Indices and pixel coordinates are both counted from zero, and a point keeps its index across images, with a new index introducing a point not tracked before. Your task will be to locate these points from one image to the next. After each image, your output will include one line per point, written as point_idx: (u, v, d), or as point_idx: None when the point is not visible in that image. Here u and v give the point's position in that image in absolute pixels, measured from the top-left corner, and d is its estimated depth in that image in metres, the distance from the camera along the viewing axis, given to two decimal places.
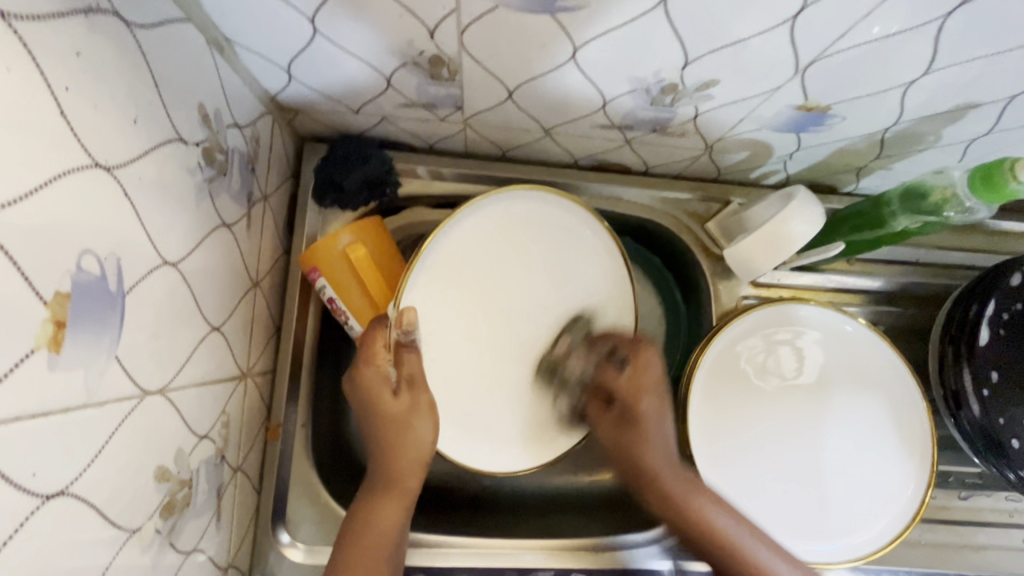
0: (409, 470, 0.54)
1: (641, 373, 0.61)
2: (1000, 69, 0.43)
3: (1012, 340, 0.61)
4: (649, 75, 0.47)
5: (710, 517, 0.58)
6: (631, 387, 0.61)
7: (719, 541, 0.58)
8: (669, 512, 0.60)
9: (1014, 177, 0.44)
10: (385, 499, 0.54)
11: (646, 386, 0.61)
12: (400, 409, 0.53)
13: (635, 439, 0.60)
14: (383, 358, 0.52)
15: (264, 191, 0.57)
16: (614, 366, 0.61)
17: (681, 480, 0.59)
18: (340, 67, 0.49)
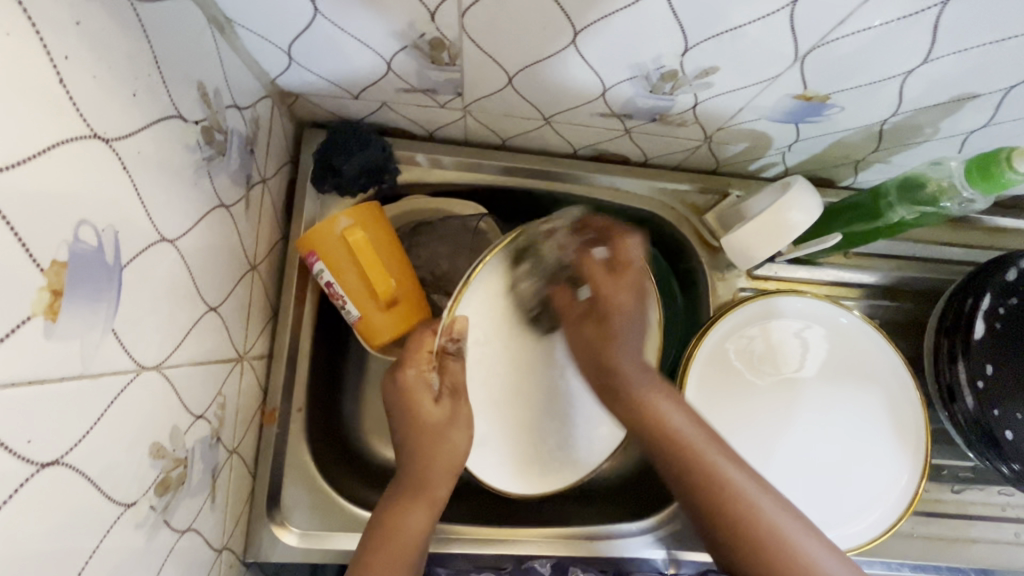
0: (441, 476, 0.55)
1: (620, 263, 0.57)
2: (998, 58, 0.43)
3: (1008, 334, 0.61)
4: (648, 61, 0.47)
5: (724, 469, 0.51)
6: (607, 285, 0.56)
7: (722, 491, 0.50)
8: (653, 424, 0.53)
9: (1010, 167, 0.44)
10: (413, 500, 0.53)
11: (625, 284, 0.57)
12: (439, 416, 0.55)
13: (596, 335, 0.56)
14: (428, 363, 0.55)
15: (263, 175, 0.57)
16: (598, 261, 0.57)
17: (701, 431, 0.53)
18: (341, 49, 0.49)
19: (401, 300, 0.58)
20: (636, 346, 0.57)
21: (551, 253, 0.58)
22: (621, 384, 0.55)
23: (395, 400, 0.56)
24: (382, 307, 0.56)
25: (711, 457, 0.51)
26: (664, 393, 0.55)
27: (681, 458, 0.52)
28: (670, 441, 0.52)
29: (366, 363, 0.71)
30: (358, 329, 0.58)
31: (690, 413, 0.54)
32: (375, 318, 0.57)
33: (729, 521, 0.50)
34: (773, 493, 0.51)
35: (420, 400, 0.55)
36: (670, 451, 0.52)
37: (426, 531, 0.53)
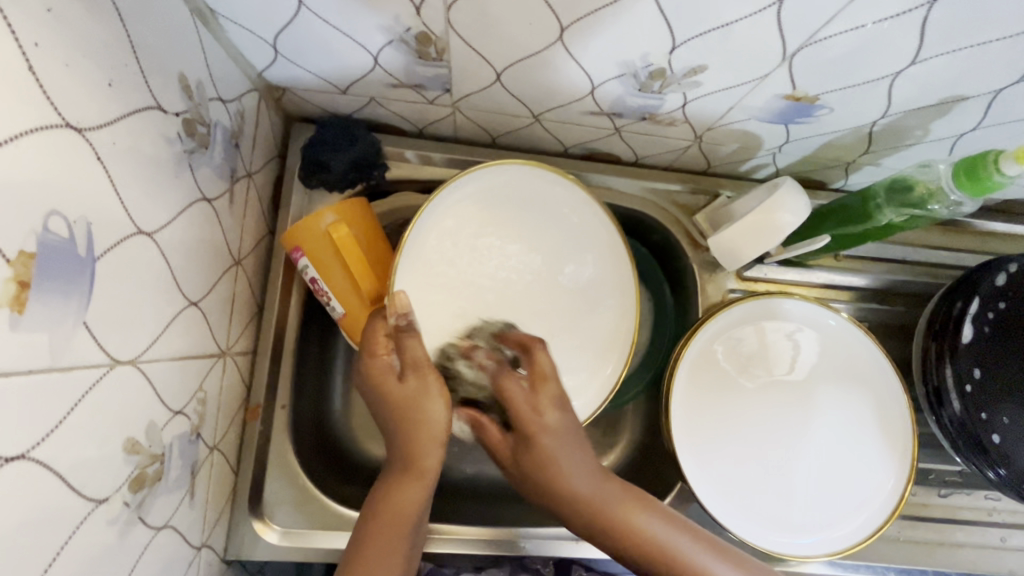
0: (427, 450, 0.50)
1: (541, 377, 0.51)
2: (986, 61, 0.42)
3: (996, 338, 0.61)
4: (636, 59, 0.46)
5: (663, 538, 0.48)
6: (528, 405, 0.50)
7: (656, 553, 0.47)
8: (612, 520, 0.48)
9: (998, 170, 0.43)
10: (405, 479, 0.49)
11: (552, 396, 0.50)
12: (404, 394, 0.50)
13: (535, 463, 0.49)
14: (384, 346, 0.52)
15: (249, 168, 0.56)
16: (518, 378, 0.51)
17: (619, 491, 0.49)
18: (327, 43, 0.49)
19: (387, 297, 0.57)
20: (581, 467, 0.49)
21: (471, 372, 0.55)
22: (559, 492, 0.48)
23: (367, 387, 0.52)
24: (367, 302, 0.56)
25: (646, 527, 0.48)
26: (624, 492, 0.49)
27: (609, 524, 0.48)
28: (591, 514, 0.48)
29: (354, 360, 0.71)
30: (343, 326, 0.57)
31: (601, 472, 0.50)
32: (360, 315, 0.56)
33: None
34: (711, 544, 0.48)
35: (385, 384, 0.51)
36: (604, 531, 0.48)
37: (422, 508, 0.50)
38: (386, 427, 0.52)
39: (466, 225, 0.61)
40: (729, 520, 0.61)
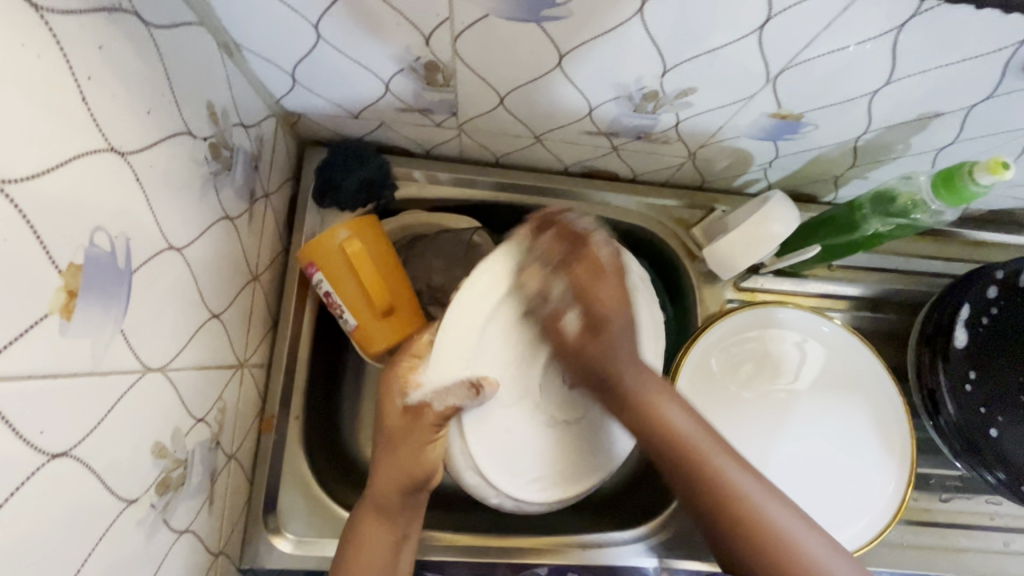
0: (406, 503, 0.54)
1: (417, 411, 0.50)
2: (958, 78, 0.45)
3: (988, 344, 0.63)
4: (630, 82, 0.50)
5: (731, 474, 0.48)
6: (406, 429, 0.52)
7: (729, 500, 0.47)
8: (695, 469, 0.48)
9: (973, 179, 0.46)
10: (379, 521, 0.53)
11: (419, 437, 0.51)
12: (403, 424, 0.52)
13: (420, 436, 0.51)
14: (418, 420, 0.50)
15: (266, 189, 0.60)
16: (433, 424, 0.50)
17: (711, 437, 0.50)
18: (341, 72, 0.52)
19: (396, 310, 0.59)
20: (635, 356, 0.51)
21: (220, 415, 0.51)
22: (612, 383, 0.51)
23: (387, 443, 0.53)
24: (378, 316, 0.58)
25: (730, 472, 0.48)
26: (721, 445, 0.49)
27: (682, 454, 0.49)
28: (694, 455, 0.48)
29: (365, 373, 0.73)
30: (356, 338, 0.59)
31: (697, 416, 0.51)
32: (371, 327, 0.58)
33: (735, 544, 0.47)
34: (776, 492, 0.48)
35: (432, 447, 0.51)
36: (673, 451, 0.49)
37: (391, 564, 0.53)
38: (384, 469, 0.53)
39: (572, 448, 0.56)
40: None
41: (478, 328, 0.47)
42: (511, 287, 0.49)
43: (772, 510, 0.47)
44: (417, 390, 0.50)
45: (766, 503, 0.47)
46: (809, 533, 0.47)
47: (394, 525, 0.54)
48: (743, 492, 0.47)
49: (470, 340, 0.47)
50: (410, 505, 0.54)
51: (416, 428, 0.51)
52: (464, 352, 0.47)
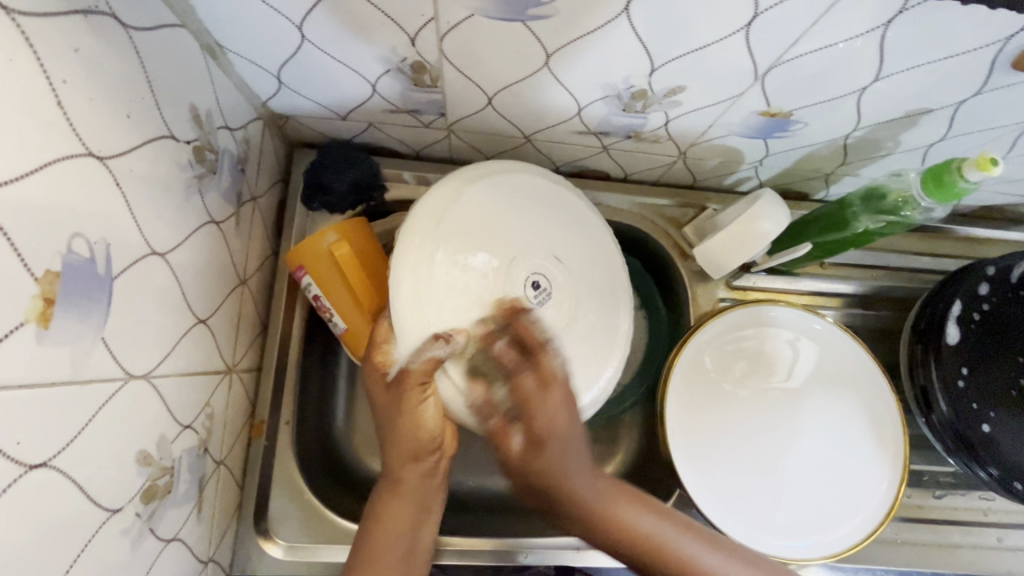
0: (414, 468, 0.54)
1: (399, 378, 0.50)
2: (946, 75, 0.45)
3: (980, 340, 0.63)
4: (619, 81, 0.49)
5: (635, 520, 0.53)
6: (392, 399, 0.52)
7: (653, 549, 0.52)
8: (610, 529, 0.52)
9: (963, 176, 0.46)
10: (394, 501, 0.53)
11: (408, 401, 0.51)
12: (390, 399, 0.52)
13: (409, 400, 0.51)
14: (404, 383, 0.50)
15: (254, 192, 0.59)
16: (420, 384, 0.50)
17: (609, 488, 0.53)
18: (328, 73, 0.52)
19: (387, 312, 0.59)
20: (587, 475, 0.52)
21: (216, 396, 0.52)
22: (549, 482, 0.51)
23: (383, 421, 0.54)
24: (368, 319, 0.57)
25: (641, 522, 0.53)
26: (624, 495, 0.54)
27: (604, 520, 0.52)
28: (613, 521, 0.52)
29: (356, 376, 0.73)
30: (346, 341, 0.59)
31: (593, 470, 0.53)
32: (360, 330, 0.58)
33: None
34: (695, 532, 0.54)
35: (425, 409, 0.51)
36: (596, 517, 0.52)
37: (414, 532, 0.53)
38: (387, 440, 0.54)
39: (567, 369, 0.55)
40: (731, 527, 0.61)
41: (422, 268, 0.50)
42: (435, 228, 0.51)
43: (693, 550, 0.53)
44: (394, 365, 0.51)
45: (680, 540, 0.53)
46: (718, 558, 0.52)
47: (408, 499, 0.54)
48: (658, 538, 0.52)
49: (416, 297, 0.49)
50: (425, 476, 0.54)
51: (402, 397, 0.51)
52: (415, 301, 0.49)
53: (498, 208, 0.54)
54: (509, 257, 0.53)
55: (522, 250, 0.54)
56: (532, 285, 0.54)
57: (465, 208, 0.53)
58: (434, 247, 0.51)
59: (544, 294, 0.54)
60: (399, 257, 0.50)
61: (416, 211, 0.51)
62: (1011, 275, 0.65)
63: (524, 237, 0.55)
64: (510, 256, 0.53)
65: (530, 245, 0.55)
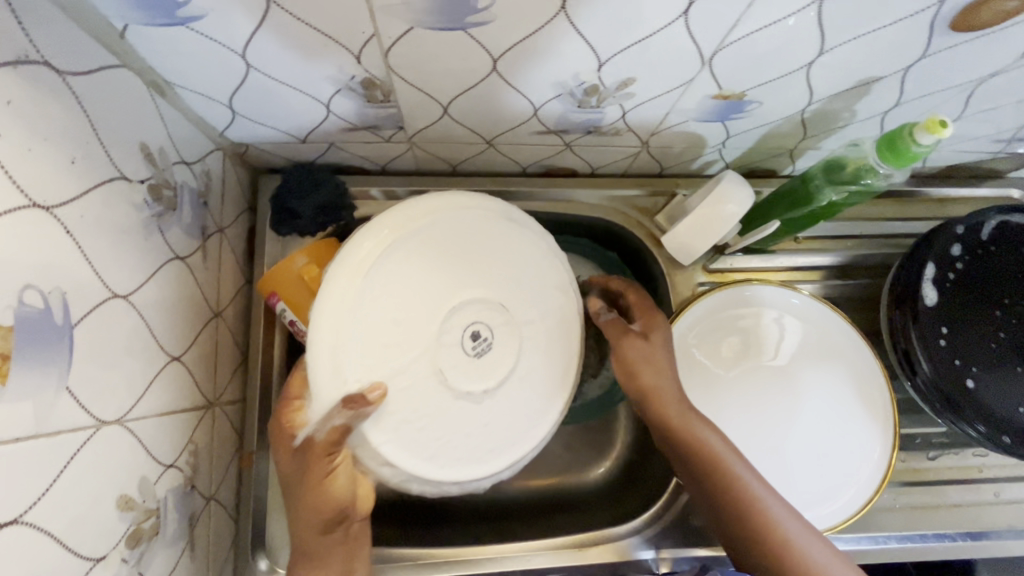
0: (325, 538, 0.52)
1: (309, 447, 0.49)
2: (889, 42, 0.45)
3: (957, 299, 0.63)
4: (569, 79, 0.50)
5: (745, 478, 0.55)
6: (300, 471, 0.50)
7: (746, 504, 0.54)
8: (709, 473, 0.55)
9: (914, 140, 0.46)
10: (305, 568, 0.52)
11: (318, 472, 0.49)
12: (297, 468, 0.50)
13: (319, 471, 0.49)
14: (315, 450, 0.48)
15: (220, 224, 0.59)
16: (328, 455, 0.48)
17: (720, 441, 0.56)
18: (280, 98, 0.52)
19: None
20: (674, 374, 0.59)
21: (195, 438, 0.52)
22: (650, 389, 0.57)
23: (291, 493, 0.51)
24: None
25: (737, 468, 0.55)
26: (733, 451, 0.57)
27: (705, 463, 0.55)
28: (717, 469, 0.55)
29: None
30: None
31: (714, 426, 0.58)
32: None
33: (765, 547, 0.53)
34: (781, 500, 0.55)
35: (334, 479, 0.49)
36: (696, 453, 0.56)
37: None
38: (293, 507, 0.52)
39: (501, 426, 0.53)
40: None
41: (350, 306, 0.48)
42: (363, 278, 0.49)
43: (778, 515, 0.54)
44: (302, 428, 0.50)
45: (771, 504, 0.54)
46: (808, 536, 0.53)
47: (328, 565, 0.52)
48: (749, 490, 0.55)
49: (337, 340, 0.47)
50: (338, 543, 0.53)
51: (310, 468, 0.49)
52: (336, 356, 0.47)
53: (433, 243, 0.52)
54: (446, 306, 0.51)
55: (460, 297, 0.51)
56: (469, 337, 0.51)
57: (393, 256, 0.50)
58: (372, 278, 0.49)
59: (483, 346, 0.52)
60: (332, 279, 0.48)
61: (352, 241, 0.49)
62: (982, 232, 0.65)
63: (458, 278, 0.52)
64: (449, 305, 0.51)
65: (469, 290, 0.52)
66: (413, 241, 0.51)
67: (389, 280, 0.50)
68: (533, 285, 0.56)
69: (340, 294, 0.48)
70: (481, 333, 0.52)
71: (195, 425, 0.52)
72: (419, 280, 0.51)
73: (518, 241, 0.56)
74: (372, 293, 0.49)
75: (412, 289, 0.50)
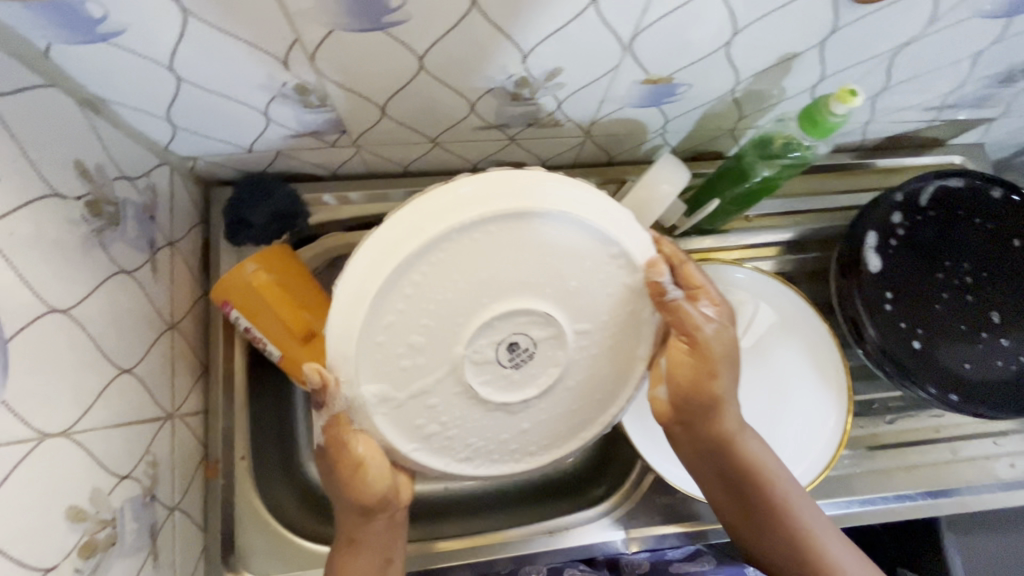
0: (366, 525, 0.55)
1: (333, 449, 0.50)
2: (799, 18, 0.47)
3: (898, 266, 0.65)
4: (497, 73, 0.51)
5: (782, 484, 0.58)
6: (332, 468, 0.52)
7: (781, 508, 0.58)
8: (750, 479, 0.58)
9: (830, 111, 0.47)
10: (348, 555, 0.56)
11: (345, 469, 0.51)
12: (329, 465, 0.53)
13: (346, 470, 0.51)
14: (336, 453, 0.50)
15: (170, 237, 0.59)
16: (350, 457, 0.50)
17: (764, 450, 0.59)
18: (217, 108, 0.52)
19: None
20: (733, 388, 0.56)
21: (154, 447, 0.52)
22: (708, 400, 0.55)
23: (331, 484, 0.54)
24: (301, 342, 0.58)
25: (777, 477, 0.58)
26: (774, 458, 0.59)
27: (748, 468, 0.58)
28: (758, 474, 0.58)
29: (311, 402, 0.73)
30: (284, 367, 0.59)
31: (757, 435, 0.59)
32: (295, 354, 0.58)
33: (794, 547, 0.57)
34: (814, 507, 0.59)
35: (363, 473, 0.52)
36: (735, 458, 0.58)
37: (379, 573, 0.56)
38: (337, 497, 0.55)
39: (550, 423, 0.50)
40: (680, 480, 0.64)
41: (365, 315, 0.41)
42: (377, 291, 0.41)
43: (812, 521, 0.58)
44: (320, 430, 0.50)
45: (807, 512, 0.58)
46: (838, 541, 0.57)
47: (370, 551, 0.56)
48: (786, 495, 0.58)
49: (352, 353, 0.42)
50: (380, 529, 0.56)
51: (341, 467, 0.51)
52: (354, 367, 0.43)
53: (477, 242, 0.42)
54: (473, 322, 0.43)
55: (497, 311, 0.43)
56: (507, 348, 0.44)
57: (422, 263, 0.41)
58: (400, 282, 0.41)
59: (521, 358, 0.45)
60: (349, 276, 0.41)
61: (379, 235, 0.41)
62: (920, 198, 0.67)
63: (504, 283, 0.43)
64: (476, 323, 0.43)
65: (512, 299, 0.43)
66: (448, 239, 0.41)
67: (420, 284, 0.42)
68: (592, 288, 0.45)
69: (359, 304, 0.41)
70: (517, 345, 0.45)
71: (154, 435, 0.52)
72: (453, 288, 0.42)
73: (581, 240, 0.44)
74: (398, 302, 0.42)
75: (445, 297, 0.42)
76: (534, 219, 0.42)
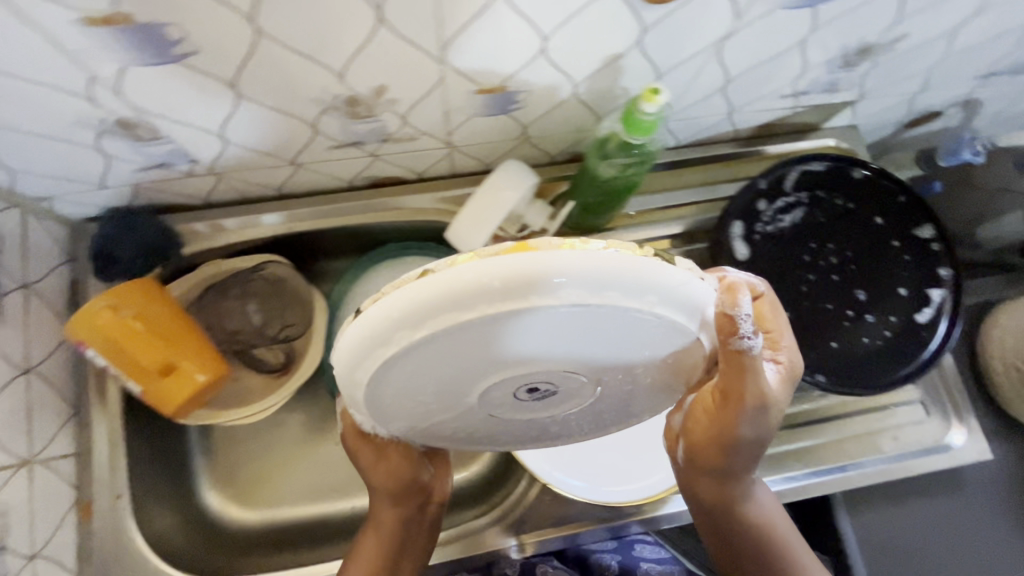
0: (391, 509, 0.59)
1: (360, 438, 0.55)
2: (603, 21, 0.48)
3: (762, 253, 0.66)
4: (321, 94, 0.51)
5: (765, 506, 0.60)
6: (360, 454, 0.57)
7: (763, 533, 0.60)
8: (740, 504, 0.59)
9: (640, 110, 0.49)
10: (371, 533, 0.60)
11: (370, 456, 0.56)
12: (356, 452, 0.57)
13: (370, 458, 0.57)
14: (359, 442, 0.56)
15: (24, 280, 0.59)
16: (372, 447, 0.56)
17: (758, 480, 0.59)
18: (46, 148, 0.52)
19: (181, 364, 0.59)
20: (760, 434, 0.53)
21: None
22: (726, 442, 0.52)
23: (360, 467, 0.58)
24: (160, 374, 0.58)
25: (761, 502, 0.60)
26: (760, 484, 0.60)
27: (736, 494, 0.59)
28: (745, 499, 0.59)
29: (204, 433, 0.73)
30: (146, 400, 0.59)
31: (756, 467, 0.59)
32: (156, 387, 0.58)
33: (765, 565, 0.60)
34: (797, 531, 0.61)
35: (388, 457, 0.57)
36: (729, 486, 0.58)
37: (394, 559, 0.59)
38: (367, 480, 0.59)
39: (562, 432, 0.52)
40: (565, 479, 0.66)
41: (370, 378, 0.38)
42: (385, 362, 0.37)
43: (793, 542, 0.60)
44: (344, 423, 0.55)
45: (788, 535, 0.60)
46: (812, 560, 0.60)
47: (390, 536, 0.59)
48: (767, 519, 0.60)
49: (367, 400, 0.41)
50: (410, 514, 0.60)
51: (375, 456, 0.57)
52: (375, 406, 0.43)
53: (500, 320, 0.35)
54: (495, 378, 0.40)
55: (508, 375, 0.40)
56: (528, 392, 0.43)
57: (426, 343, 0.36)
58: (411, 352, 0.36)
59: (543, 396, 0.44)
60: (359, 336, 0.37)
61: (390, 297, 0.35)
62: (785, 183, 0.68)
63: (523, 350, 0.38)
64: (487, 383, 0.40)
65: (535, 364, 0.39)
66: (454, 319, 0.35)
67: (432, 354, 0.37)
68: (634, 346, 0.39)
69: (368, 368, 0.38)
70: (540, 388, 0.42)
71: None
72: (471, 357, 0.38)
73: (631, 310, 0.36)
74: (410, 365, 0.38)
75: (462, 363, 0.38)
76: (553, 315, 0.35)
